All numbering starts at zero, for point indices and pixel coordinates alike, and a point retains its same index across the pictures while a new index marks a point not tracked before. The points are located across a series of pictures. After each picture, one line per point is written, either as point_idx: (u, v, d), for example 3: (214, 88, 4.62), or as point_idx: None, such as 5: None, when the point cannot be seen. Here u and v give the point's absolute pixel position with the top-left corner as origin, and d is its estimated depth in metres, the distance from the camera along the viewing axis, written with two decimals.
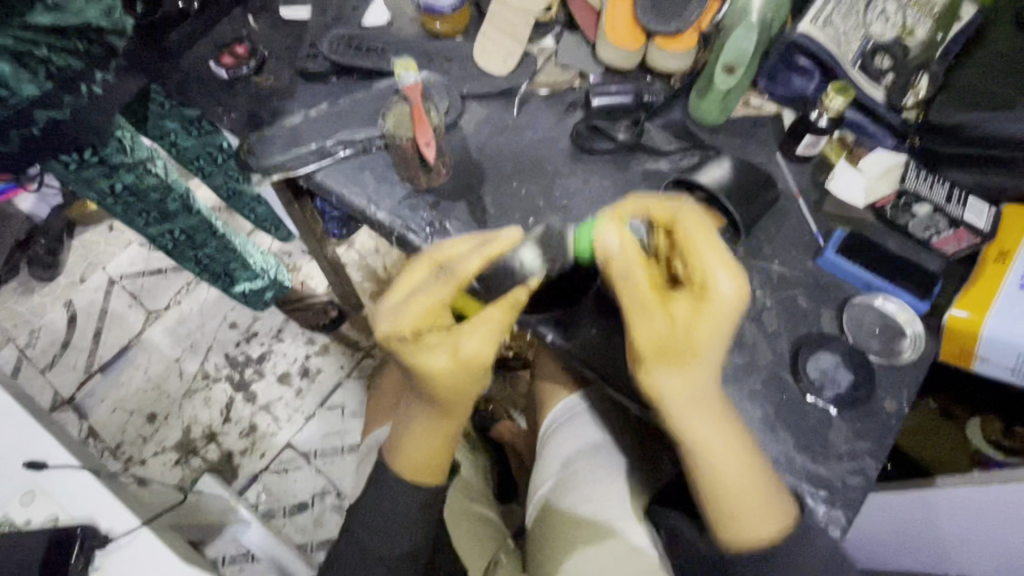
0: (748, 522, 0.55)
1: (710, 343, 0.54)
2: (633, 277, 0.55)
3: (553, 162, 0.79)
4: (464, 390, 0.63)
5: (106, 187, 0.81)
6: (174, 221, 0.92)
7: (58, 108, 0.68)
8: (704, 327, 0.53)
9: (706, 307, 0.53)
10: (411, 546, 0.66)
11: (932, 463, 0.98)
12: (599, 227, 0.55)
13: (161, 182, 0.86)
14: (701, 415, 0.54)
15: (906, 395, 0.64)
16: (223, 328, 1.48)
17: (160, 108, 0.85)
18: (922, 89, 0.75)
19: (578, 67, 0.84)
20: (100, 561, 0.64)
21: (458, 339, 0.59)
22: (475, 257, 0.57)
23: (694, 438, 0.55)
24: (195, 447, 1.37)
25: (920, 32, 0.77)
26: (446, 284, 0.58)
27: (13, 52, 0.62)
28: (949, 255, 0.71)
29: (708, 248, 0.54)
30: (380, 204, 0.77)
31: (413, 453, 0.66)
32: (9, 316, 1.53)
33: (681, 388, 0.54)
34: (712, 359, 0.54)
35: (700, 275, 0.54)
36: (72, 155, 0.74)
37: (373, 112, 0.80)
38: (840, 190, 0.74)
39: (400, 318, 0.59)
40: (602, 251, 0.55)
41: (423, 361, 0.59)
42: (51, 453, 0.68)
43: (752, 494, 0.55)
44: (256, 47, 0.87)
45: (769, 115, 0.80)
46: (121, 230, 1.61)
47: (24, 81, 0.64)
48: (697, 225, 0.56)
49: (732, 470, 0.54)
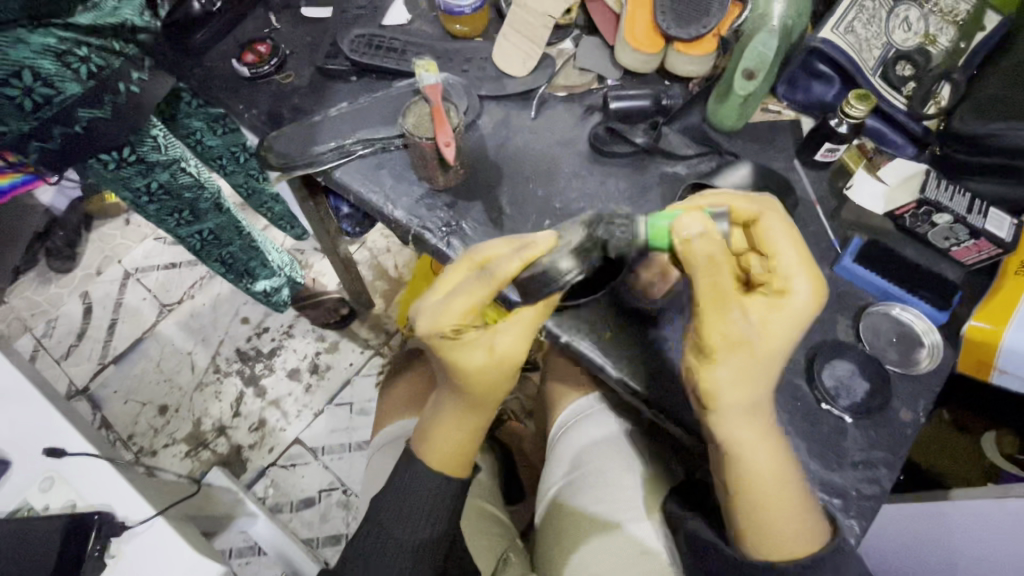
0: (782, 535, 0.54)
1: (775, 346, 0.54)
2: (716, 270, 0.53)
3: (569, 164, 0.79)
4: (494, 386, 0.64)
5: (142, 186, 0.83)
6: (204, 220, 0.93)
7: (98, 107, 0.72)
8: (778, 332, 0.54)
9: (781, 309, 0.54)
10: (432, 535, 0.66)
11: (945, 476, 0.98)
12: (679, 216, 0.54)
13: (195, 182, 0.87)
14: (751, 417, 0.54)
15: (923, 405, 0.63)
16: (236, 323, 1.50)
17: (188, 107, 0.89)
18: (943, 98, 0.74)
19: (596, 70, 0.85)
20: (115, 549, 0.65)
21: (492, 336, 0.61)
22: (514, 258, 0.57)
23: (746, 438, 0.54)
24: (205, 440, 1.38)
25: (943, 40, 0.76)
26: (485, 284, 0.58)
27: (57, 52, 0.66)
28: (967, 263, 0.70)
29: (791, 253, 0.55)
30: (397, 203, 0.78)
31: (441, 447, 0.68)
32: (26, 306, 1.55)
33: (741, 385, 0.54)
34: (772, 364, 0.54)
35: (781, 279, 0.55)
36: (112, 154, 0.77)
37: (392, 111, 0.81)
38: (859, 199, 0.74)
39: (443, 315, 0.59)
40: (683, 238, 0.53)
41: (460, 357, 0.61)
42: (71, 441, 0.69)
43: (785, 505, 0.54)
44: (278, 46, 0.88)
45: (787, 122, 0.80)
46: (138, 224, 1.64)
47: (68, 80, 0.68)
48: (782, 226, 0.56)
49: (773, 475, 0.54)
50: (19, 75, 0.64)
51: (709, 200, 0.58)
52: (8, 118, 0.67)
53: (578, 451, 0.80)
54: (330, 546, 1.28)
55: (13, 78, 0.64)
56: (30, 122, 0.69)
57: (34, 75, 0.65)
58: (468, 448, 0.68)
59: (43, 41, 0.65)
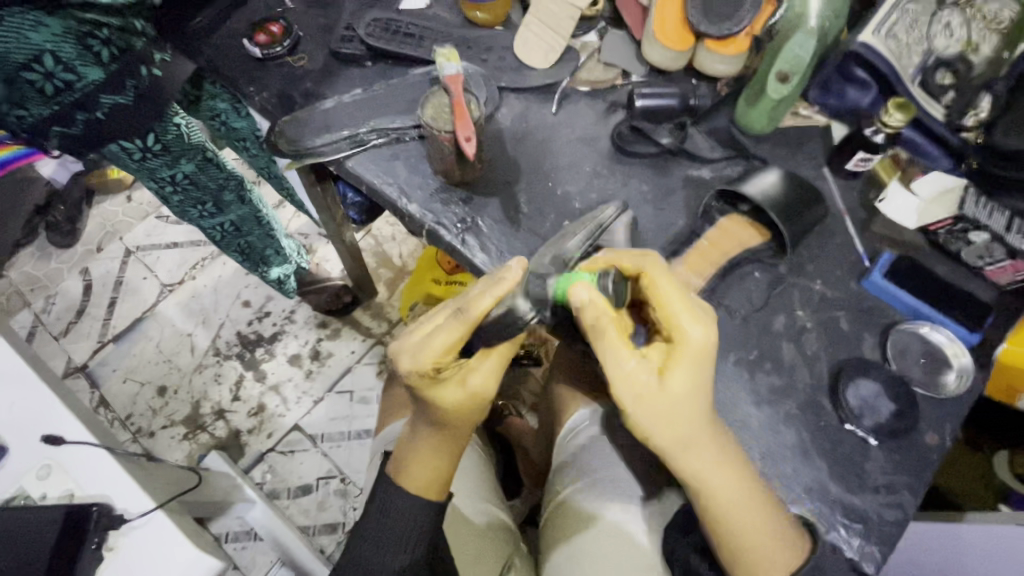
0: (761, 556, 0.54)
1: (681, 390, 0.52)
2: (604, 331, 0.54)
3: (589, 163, 0.76)
4: (470, 416, 0.65)
5: (167, 176, 0.84)
6: (227, 211, 0.94)
7: (121, 93, 0.70)
8: (678, 377, 0.52)
9: (672, 358, 0.53)
10: (412, 562, 0.64)
11: (957, 496, 0.99)
12: (574, 282, 0.55)
13: (221, 173, 0.88)
14: (696, 454, 0.53)
15: (949, 430, 0.62)
16: (237, 307, 1.48)
17: (212, 88, 0.87)
18: (983, 110, 0.70)
19: (622, 65, 0.82)
20: (113, 540, 0.63)
21: (465, 370, 0.62)
22: (486, 297, 0.56)
23: (702, 481, 0.54)
24: (203, 423, 1.37)
25: (986, 48, 0.72)
26: (462, 323, 0.57)
27: (77, 34, 0.65)
28: (1002, 284, 0.68)
29: (679, 295, 0.54)
30: (412, 196, 0.75)
31: (419, 472, 0.66)
32: (25, 280, 1.53)
33: (668, 428, 0.53)
34: (694, 405, 0.53)
35: (669, 326, 0.54)
36: (136, 142, 0.76)
37: (410, 101, 0.78)
38: (891, 211, 0.72)
39: (423, 354, 0.58)
40: (575, 305, 0.54)
41: (437, 394, 0.62)
42: (70, 429, 0.67)
43: (761, 521, 0.54)
44: (291, 26, 0.85)
45: (818, 127, 0.77)
46: (141, 201, 1.62)
47: (90, 65, 0.67)
48: (664, 276, 0.56)
49: (739, 508, 0.53)
50: (40, 59, 0.64)
51: (600, 264, 0.59)
52: (29, 102, 0.67)
53: (587, 459, 0.78)
54: (327, 535, 1.27)
55: (34, 62, 0.64)
56: (51, 107, 0.68)
57: (54, 59, 0.64)
58: (447, 473, 0.67)
59: (63, 24, 0.64)
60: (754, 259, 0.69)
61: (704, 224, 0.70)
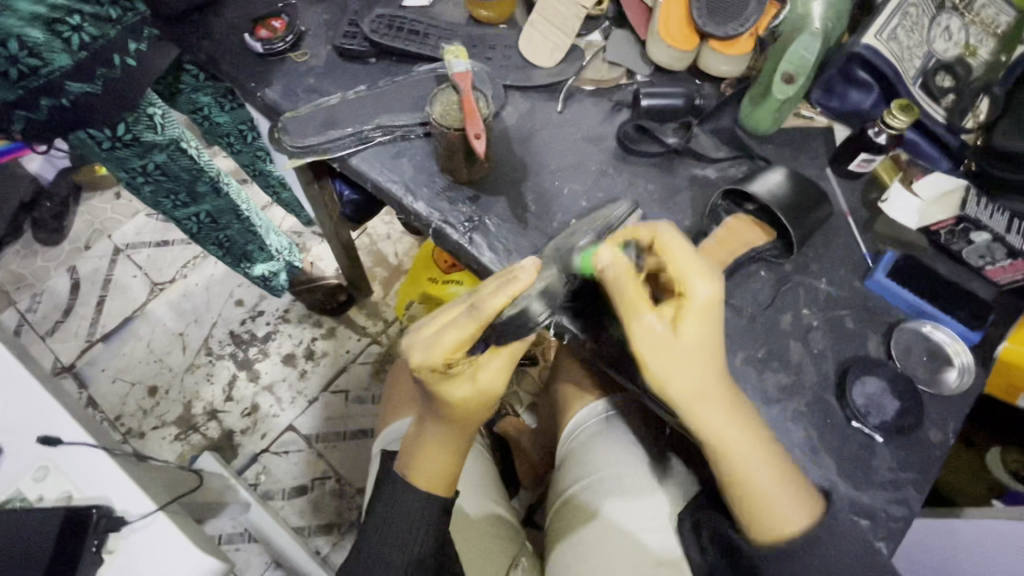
0: (777, 516, 0.55)
1: (692, 343, 0.54)
2: (625, 295, 0.56)
3: (596, 162, 0.76)
4: (477, 413, 0.65)
5: (138, 166, 0.84)
6: (201, 203, 0.94)
7: (90, 82, 0.71)
8: (690, 329, 0.54)
9: (682, 313, 0.55)
10: (420, 557, 0.63)
11: (954, 493, 1.01)
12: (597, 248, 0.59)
13: (194, 165, 0.88)
14: (707, 402, 0.55)
15: (952, 427, 0.63)
16: (229, 305, 1.46)
17: (194, 81, 0.86)
18: (983, 111, 0.75)
19: (627, 64, 0.82)
20: (113, 542, 0.62)
21: (475, 367, 0.62)
22: (499, 294, 0.55)
23: (715, 434, 0.55)
24: (195, 423, 1.35)
25: (984, 52, 0.77)
26: (474, 321, 0.56)
27: (46, 19, 0.65)
28: (1000, 283, 0.69)
29: (690, 255, 0.56)
30: (418, 194, 0.75)
31: (427, 466, 0.66)
32: (10, 279, 1.50)
33: (681, 379, 0.55)
34: (707, 355, 0.55)
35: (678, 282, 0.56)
36: (104, 132, 0.77)
37: (416, 98, 0.78)
38: (893, 212, 0.72)
39: (433, 350, 0.58)
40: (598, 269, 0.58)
41: (444, 390, 0.61)
42: (66, 429, 0.66)
43: (774, 470, 0.56)
44: (294, 22, 0.83)
45: (821, 128, 0.78)
46: (130, 197, 1.59)
47: (58, 51, 0.67)
48: (676, 238, 0.57)
49: (753, 466, 0.55)
50: (5, 44, 0.64)
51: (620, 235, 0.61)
52: None
53: (587, 460, 0.78)
54: (324, 535, 1.26)
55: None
56: (15, 92, 0.69)
57: (20, 44, 0.64)
58: (454, 468, 0.68)
59: (32, 9, 0.63)
60: (760, 258, 0.69)
61: (711, 223, 0.70)
